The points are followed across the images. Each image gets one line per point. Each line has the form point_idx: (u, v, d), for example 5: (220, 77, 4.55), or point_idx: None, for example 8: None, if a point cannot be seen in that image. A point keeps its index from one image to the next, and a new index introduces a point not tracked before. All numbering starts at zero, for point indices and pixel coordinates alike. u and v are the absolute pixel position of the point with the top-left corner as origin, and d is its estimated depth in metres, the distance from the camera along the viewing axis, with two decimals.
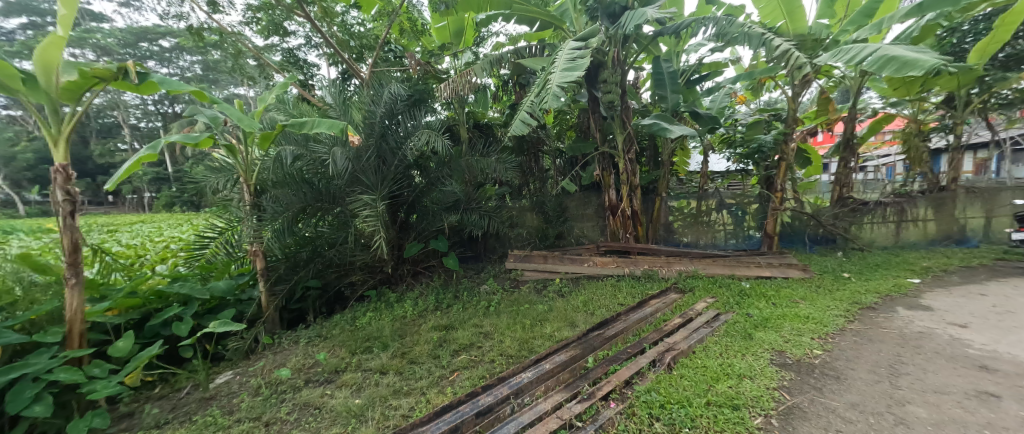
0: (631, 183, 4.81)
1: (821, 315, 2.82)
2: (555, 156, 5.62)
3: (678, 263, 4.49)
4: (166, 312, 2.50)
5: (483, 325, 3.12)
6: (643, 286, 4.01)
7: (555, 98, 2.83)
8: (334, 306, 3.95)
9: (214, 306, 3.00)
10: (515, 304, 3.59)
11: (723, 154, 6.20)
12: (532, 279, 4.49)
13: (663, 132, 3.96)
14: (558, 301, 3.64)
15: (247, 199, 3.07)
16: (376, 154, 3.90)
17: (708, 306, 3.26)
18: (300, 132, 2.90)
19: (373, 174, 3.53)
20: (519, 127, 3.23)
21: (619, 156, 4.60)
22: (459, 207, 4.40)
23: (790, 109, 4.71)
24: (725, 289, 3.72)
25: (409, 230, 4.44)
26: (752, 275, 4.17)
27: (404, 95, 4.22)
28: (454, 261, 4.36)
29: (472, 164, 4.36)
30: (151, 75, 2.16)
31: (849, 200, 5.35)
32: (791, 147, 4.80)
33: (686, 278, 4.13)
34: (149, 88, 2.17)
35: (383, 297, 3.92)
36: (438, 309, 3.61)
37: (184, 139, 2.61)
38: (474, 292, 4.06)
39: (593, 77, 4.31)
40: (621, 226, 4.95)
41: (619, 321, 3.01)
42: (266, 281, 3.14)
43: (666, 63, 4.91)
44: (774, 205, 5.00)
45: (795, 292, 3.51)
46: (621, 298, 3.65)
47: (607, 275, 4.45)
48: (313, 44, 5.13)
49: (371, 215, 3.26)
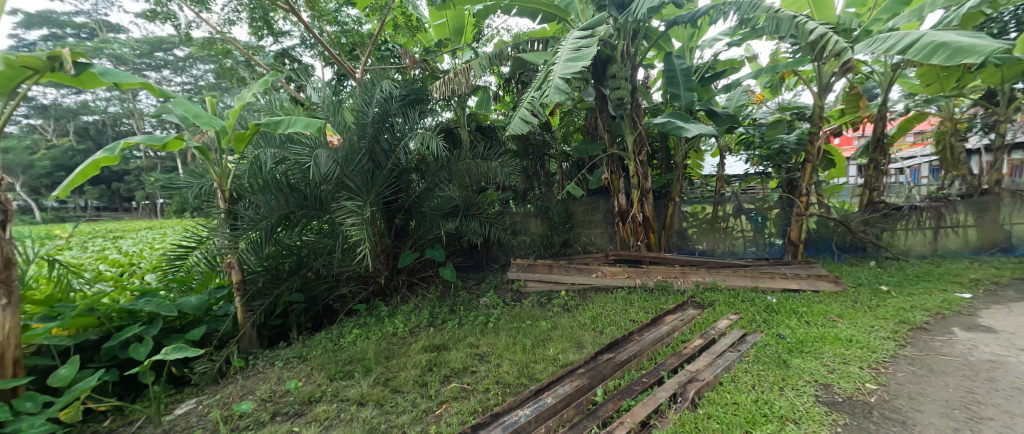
0: (643, 187, 4.48)
1: (866, 338, 2.45)
2: (561, 160, 5.33)
3: (694, 274, 4.14)
4: (123, 332, 2.25)
5: (480, 346, 2.81)
6: (657, 300, 3.67)
7: (557, 92, 2.54)
8: (323, 319, 3.68)
9: (186, 323, 2.75)
10: (517, 320, 3.27)
11: (741, 156, 5.83)
12: (536, 290, 4.16)
13: (678, 131, 3.63)
14: (564, 317, 3.31)
15: (221, 206, 2.80)
16: (368, 157, 3.63)
17: (732, 325, 2.92)
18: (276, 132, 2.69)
19: (361, 179, 3.26)
20: (518, 126, 2.93)
21: (629, 158, 4.30)
22: (458, 213, 4.11)
23: (815, 106, 4.35)
24: (748, 304, 3.36)
25: (405, 238, 4.17)
26: (778, 287, 3.79)
27: (398, 96, 3.95)
28: (451, 271, 4.06)
29: (472, 168, 4.08)
30: (90, 66, 1.98)
31: (879, 205, 4.94)
32: (817, 147, 4.44)
33: (703, 291, 3.76)
34: (90, 79, 1.99)
35: (374, 311, 3.64)
36: (432, 326, 3.30)
37: (147, 141, 2.46)
38: (472, 305, 3.76)
39: (601, 73, 4.02)
40: (631, 234, 4.61)
41: (632, 342, 2.68)
42: (242, 295, 2.87)
43: (678, 59, 4.61)
44: (798, 210, 4.62)
45: (830, 308, 3.14)
46: (633, 314, 3.30)
47: (617, 286, 4.12)
48: (306, 44, 4.95)
49: (358, 222, 2.98)
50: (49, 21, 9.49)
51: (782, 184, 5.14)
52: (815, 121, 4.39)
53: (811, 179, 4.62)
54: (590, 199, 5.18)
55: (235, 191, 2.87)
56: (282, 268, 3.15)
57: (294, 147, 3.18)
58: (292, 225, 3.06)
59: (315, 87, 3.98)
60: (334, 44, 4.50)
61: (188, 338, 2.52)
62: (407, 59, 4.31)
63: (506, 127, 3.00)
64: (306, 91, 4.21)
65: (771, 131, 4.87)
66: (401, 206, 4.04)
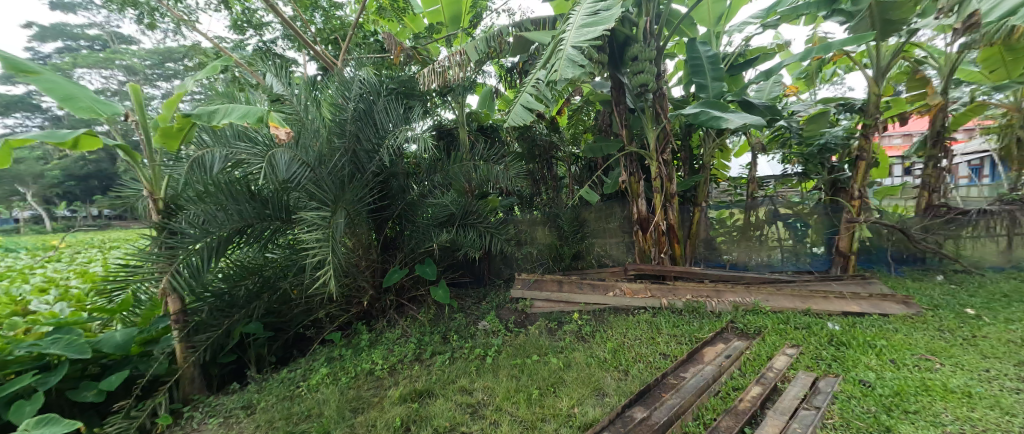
0: (667, 191, 3.89)
1: (992, 395, 1.82)
2: (570, 163, 4.82)
3: (730, 293, 3.51)
4: (4, 386, 1.73)
5: (474, 392, 2.24)
6: (688, 325, 3.06)
7: (569, 64, 2.01)
8: (293, 349, 3.14)
9: (110, 366, 2.22)
10: (519, 356, 2.67)
11: (774, 156, 5.21)
12: (543, 312, 3.57)
13: (714, 122, 3.02)
14: (578, 349, 2.72)
15: (153, 219, 2.26)
16: (349, 159, 3.14)
17: (794, 365, 2.31)
18: (202, 123, 2.26)
19: (334, 183, 2.71)
20: (519, 115, 2.41)
21: (651, 156, 3.71)
22: (454, 221, 3.58)
23: (869, 95, 3.73)
24: (805, 333, 2.74)
25: (395, 251, 3.65)
26: (836, 310, 3.15)
27: (383, 88, 3.45)
28: (444, 292, 3.45)
29: (470, 170, 3.56)
30: None
31: (942, 209, 4.25)
32: (872, 142, 3.80)
33: (745, 315, 3.13)
34: None
35: (352, 341, 3.08)
36: (417, 361, 2.72)
37: (42, 137, 1.98)
38: (467, 333, 3.17)
39: (618, 57, 3.46)
40: (652, 244, 4.01)
41: (669, 390, 2.08)
42: (181, 328, 2.34)
43: (704, 45, 4.05)
44: (848, 216, 3.98)
45: (914, 342, 2.50)
46: (663, 346, 2.71)
47: (638, 307, 3.50)
48: (287, 35, 4.46)
49: (322, 237, 2.39)
50: (66, 33, 8.36)
51: (824, 186, 4.53)
52: (870, 111, 3.74)
53: (865, 180, 3.96)
54: (603, 205, 4.54)
55: (173, 201, 2.32)
56: (239, 290, 2.62)
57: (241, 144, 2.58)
58: (249, 240, 2.51)
59: (272, 67, 3.36)
60: (316, 34, 4.05)
61: (101, 388, 1.99)
62: (393, 47, 3.80)
63: (506, 114, 2.46)
64: (266, 76, 3.62)
65: (812, 125, 4.16)
66: (391, 214, 3.56)
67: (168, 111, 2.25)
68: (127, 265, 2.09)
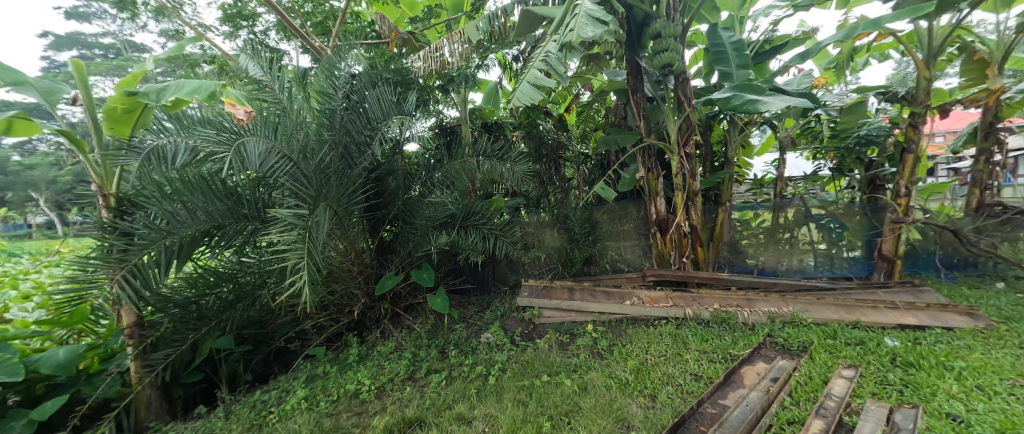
0: (690, 188, 3.49)
1: None
2: (580, 162, 4.48)
3: (763, 303, 3.13)
4: None
5: (473, 421, 1.90)
6: (719, 339, 2.68)
7: (589, 22, 2.07)
8: (272, 366, 2.82)
9: (51, 388, 1.92)
10: (526, 376, 2.32)
11: (802, 152, 4.81)
12: (552, 322, 3.22)
13: (750, 106, 2.66)
14: (595, 368, 2.36)
15: (104, 217, 1.97)
16: (338, 152, 2.83)
17: (857, 391, 1.93)
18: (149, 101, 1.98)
19: (316, 178, 2.38)
20: (526, 93, 2.22)
21: (672, 150, 3.36)
22: (455, 223, 3.28)
23: (917, 80, 3.32)
24: (860, 350, 2.36)
25: (391, 255, 3.32)
26: (890, 322, 2.75)
27: (376, 77, 3.13)
28: (442, 301, 3.08)
29: (473, 167, 3.25)
30: None
31: (996, 209, 3.81)
32: (921, 133, 3.38)
33: (783, 328, 2.75)
34: None
35: (339, 356, 2.76)
36: (410, 381, 2.39)
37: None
38: (469, 346, 2.83)
39: (635, 39, 3.14)
40: (673, 248, 3.64)
41: (710, 425, 1.72)
42: (135, 345, 2.05)
43: (727, 31, 3.72)
44: (893, 216, 3.57)
45: (998, 362, 2.10)
46: (692, 364, 2.35)
47: (659, 318, 3.12)
48: (280, 25, 4.23)
49: (296, 239, 2.03)
50: (73, 40, 7.59)
51: (862, 183, 4.12)
52: (919, 98, 3.32)
53: (912, 177, 3.51)
54: (616, 205, 4.16)
55: (128, 198, 2.02)
56: (208, 300, 2.30)
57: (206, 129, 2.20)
58: (220, 242, 2.20)
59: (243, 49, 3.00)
60: (307, 21, 3.77)
61: (32, 418, 1.69)
62: (387, 32, 3.49)
63: (511, 94, 2.27)
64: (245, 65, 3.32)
65: (849, 117, 3.76)
66: (386, 215, 3.24)
67: (115, 90, 2.00)
68: (67, 270, 1.78)
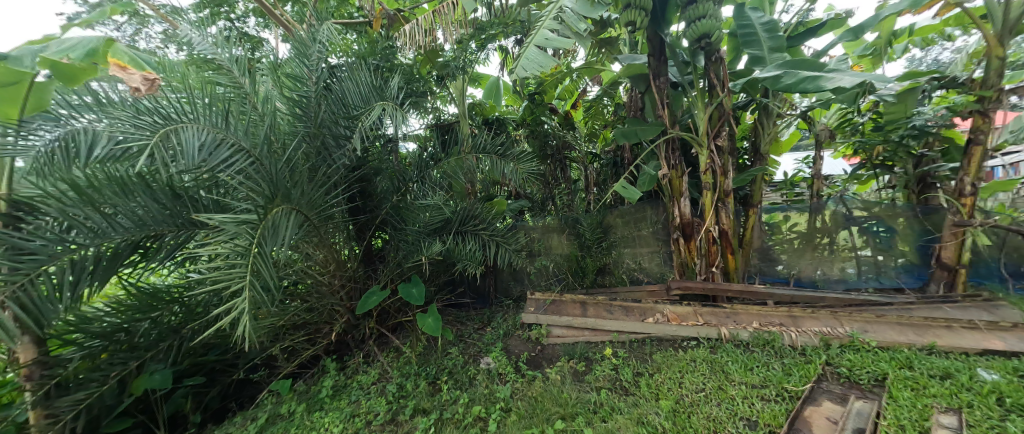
0: (721, 188, 3.04)
1: None
2: (589, 162, 4.05)
3: (812, 321, 2.66)
4: None
5: None
6: (768, 367, 2.22)
7: None
8: (231, 401, 2.41)
9: None
10: (534, 420, 1.86)
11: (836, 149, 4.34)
12: (561, 344, 2.76)
13: (811, 84, 2.29)
14: (619, 407, 1.92)
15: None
16: (312, 146, 2.40)
17: None
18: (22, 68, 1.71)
19: (277, 174, 1.92)
20: (534, 60, 2.12)
21: (700, 143, 2.92)
22: (450, 228, 2.83)
23: (986, 59, 2.85)
24: (949, 385, 1.90)
25: (379, 266, 2.86)
26: (976, 346, 2.27)
27: (358, 60, 2.70)
28: (434, 321, 2.58)
29: (470, 165, 2.83)
30: None
31: None
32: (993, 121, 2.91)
33: (842, 353, 2.29)
34: None
35: (309, 389, 2.32)
36: (389, 427, 1.93)
37: None
38: (465, 375, 2.38)
39: (660, 13, 2.72)
40: (700, 255, 3.18)
41: None
42: (35, 389, 1.75)
43: (756, 10, 3.23)
44: (955, 218, 3.10)
45: None
46: (737, 401, 1.91)
47: (689, 339, 2.65)
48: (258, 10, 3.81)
49: (234, 252, 1.56)
50: None
51: (911, 182, 3.65)
52: (991, 79, 2.84)
53: (979, 172, 3.03)
54: (631, 208, 3.69)
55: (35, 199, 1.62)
56: (143, 326, 1.97)
57: (125, 111, 1.72)
58: (153, 257, 1.79)
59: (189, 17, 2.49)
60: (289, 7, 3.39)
61: None
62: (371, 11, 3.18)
63: (518, 57, 2.17)
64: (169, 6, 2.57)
65: (897, 106, 3.19)
66: (372, 220, 2.79)
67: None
68: None
